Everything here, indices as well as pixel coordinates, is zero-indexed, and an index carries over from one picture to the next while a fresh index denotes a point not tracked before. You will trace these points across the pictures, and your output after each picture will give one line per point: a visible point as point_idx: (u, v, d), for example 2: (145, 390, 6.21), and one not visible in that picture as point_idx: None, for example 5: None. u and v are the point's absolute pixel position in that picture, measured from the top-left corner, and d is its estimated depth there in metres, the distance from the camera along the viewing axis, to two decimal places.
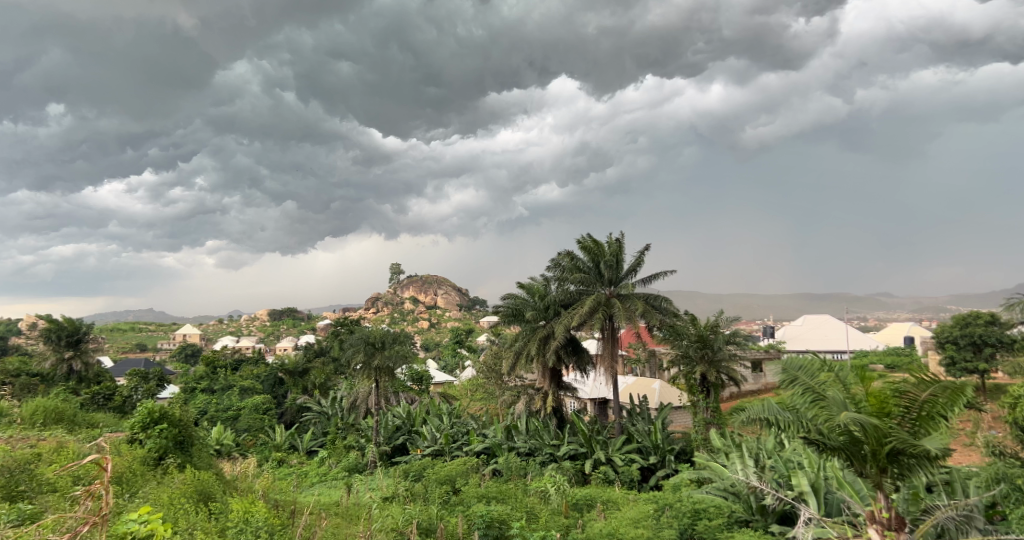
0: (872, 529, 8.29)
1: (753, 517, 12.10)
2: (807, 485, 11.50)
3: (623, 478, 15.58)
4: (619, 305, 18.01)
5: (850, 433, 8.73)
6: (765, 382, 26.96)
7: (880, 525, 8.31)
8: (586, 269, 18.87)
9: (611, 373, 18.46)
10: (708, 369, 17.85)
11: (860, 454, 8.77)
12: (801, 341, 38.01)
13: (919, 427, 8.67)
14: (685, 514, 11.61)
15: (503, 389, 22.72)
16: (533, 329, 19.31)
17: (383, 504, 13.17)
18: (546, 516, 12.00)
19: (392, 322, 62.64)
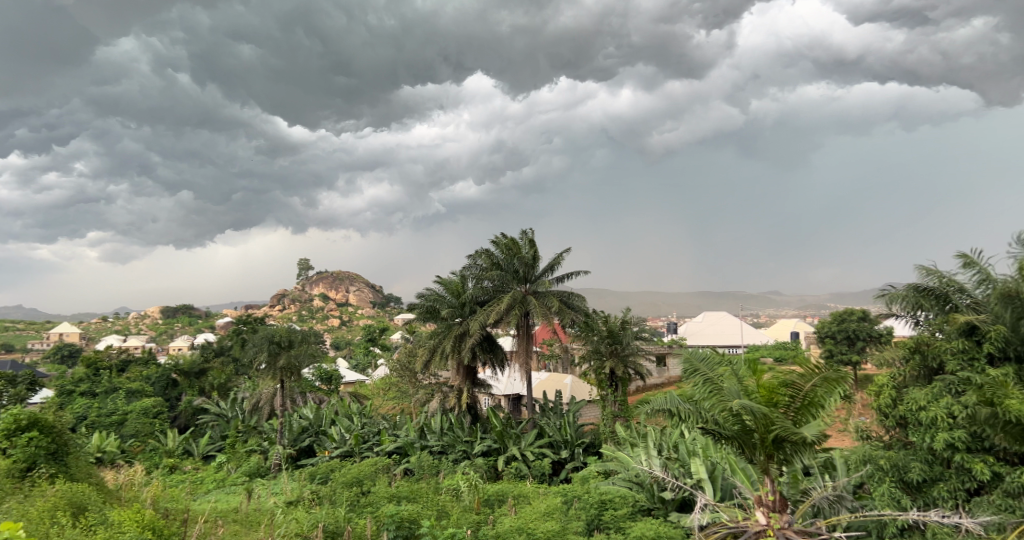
0: (759, 512, 8.81)
1: (655, 506, 12.67)
2: (704, 473, 12.20)
3: (534, 472, 15.87)
4: (536, 302, 18.27)
5: (743, 422, 9.27)
6: (669, 375, 28.23)
7: (766, 507, 8.84)
8: (503, 267, 19.07)
9: (525, 369, 18.70)
10: (617, 363, 18.28)
11: (750, 441, 9.29)
12: (700, 337, 40.01)
13: (802, 416, 9.30)
14: (592, 505, 12.02)
15: (417, 388, 22.52)
16: (449, 326, 19.25)
17: (288, 508, 12.74)
18: (458, 513, 11.98)
19: (301, 321, 60.55)
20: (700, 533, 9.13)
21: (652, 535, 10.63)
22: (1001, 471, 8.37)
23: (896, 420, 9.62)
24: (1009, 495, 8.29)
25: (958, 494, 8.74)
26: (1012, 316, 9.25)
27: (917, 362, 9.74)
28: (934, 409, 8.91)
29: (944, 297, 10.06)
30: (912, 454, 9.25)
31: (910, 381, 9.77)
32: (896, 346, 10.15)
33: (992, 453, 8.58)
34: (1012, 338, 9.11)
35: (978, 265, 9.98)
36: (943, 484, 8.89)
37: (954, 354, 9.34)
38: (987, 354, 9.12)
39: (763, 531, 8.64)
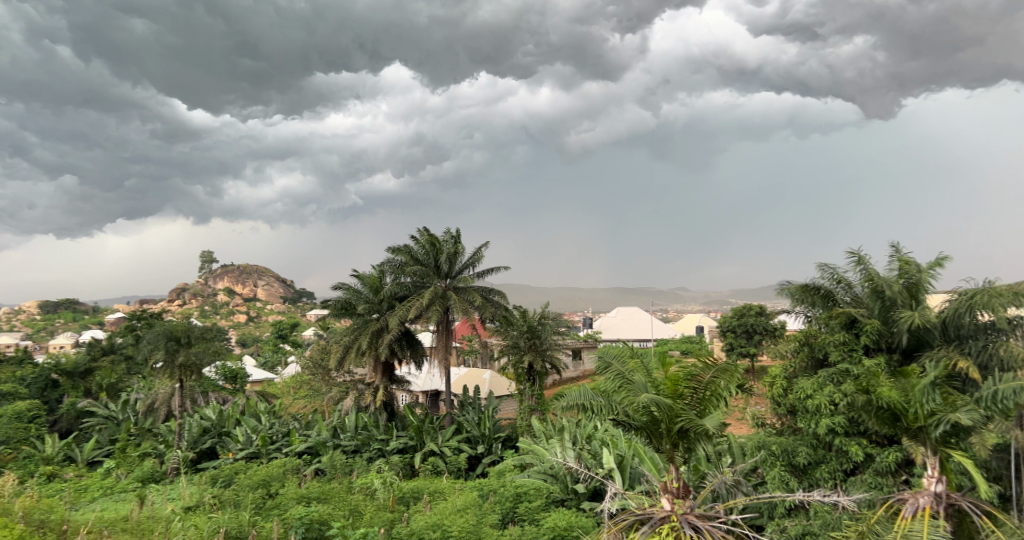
0: (664, 499, 8.97)
1: (568, 497, 12.90)
2: (614, 462, 12.49)
3: (450, 468, 15.71)
4: (456, 297, 18.16)
5: (650, 414, 9.39)
6: (584, 369, 28.82)
7: (671, 494, 8.99)
8: (423, 262, 18.78)
9: (444, 365, 18.55)
10: (535, 358, 18.61)
11: (658, 432, 9.48)
12: (614, 331, 41.08)
13: (704, 406, 9.66)
14: (508, 499, 12.05)
15: (330, 386, 21.89)
16: (366, 322, 18.81)
17: (186, 515, 12.04)
18: (371, 512, 11.72)
19: (204, 317, 57.38)
20: (609, 521, 9.33)
21: (564, 526, 10.81)
22: (873, 452, 9.12)
23: (787, 408, 10.27)
24: (878, 474, 9.07)
25: (838, 474, 9.42)
26: (883, 310, 10.11)
27: (806, 353, 10.37)
28: (818, 397, 9.54)
29: (829, 293, 10.77)
30: (800, 439, 9.88)
31: (800, 371, 10.41)
32: (788, 339, 10.78)
33: (866, 436, 9.32)
34: (884, 331, 9.93)
35: (862, 263, 10.71)
36: (825, 465, 9.56)
37: (836, 346, 9.99)
38: (864, 345, 9.86)
39: (668, 517, 8.84)
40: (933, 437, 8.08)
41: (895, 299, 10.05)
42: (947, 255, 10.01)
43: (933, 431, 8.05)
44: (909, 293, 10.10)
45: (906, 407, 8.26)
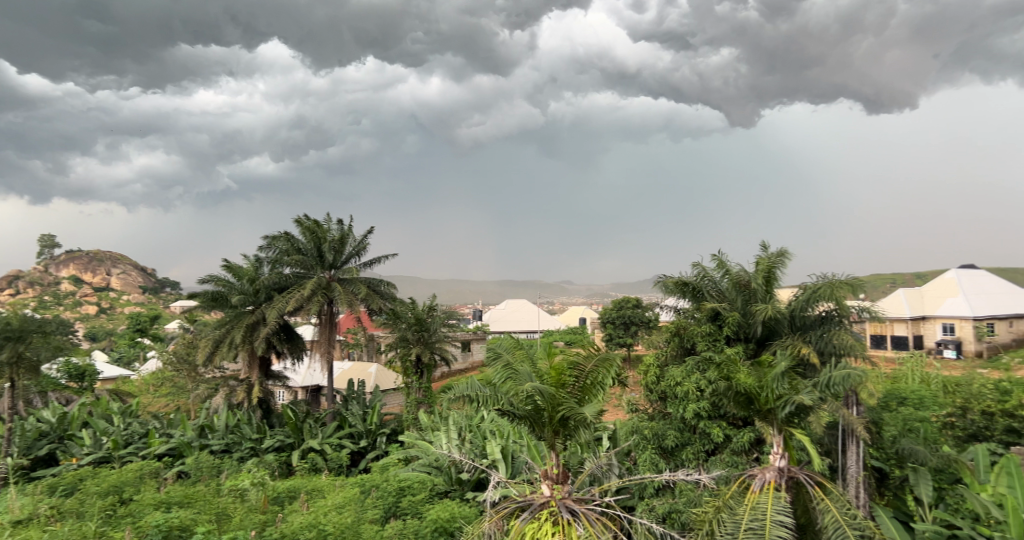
0: (545, 485, 9.16)
1: (452, 488, 12.94)
2: (498, 452, 12.63)
3: (331, 465, 15.17)
4: (341, 289, 17.59)
5: (534, 403, 9.54)
6: (472, 361, 28.96)
7: (551, 480, 9.21)
8: (305, 252, 17.99)
9: (326, 359, 17.89)
10: (423, 350, 17.84)
11: (539, 420, 9.63)
12: (502, 323, 41.44)
13: (585, 395, 9.98)
14: (390, 493, 11.86)
15: (197, 382, 20.40)
16: (240, 314, 17.71)
17: (16, 529, 10.74)
18: (240, 515, 11.07)
19: (44, 309, 51.27)
20: (491, 510, 9.44)
21: (446, 517, 10.83)
22: (730, 433, 9.93)
23: (658, 395, 10.90)
24: (734, 453, 9.88)
25: (700, 454, 10.12)
26: (743, 303, 10.99)
27: (675, 343, 11.02)
28: (687, 384, 10.25)
29: (697, 288, 11.50)
30: (668, 423, 10.54)
31: (670, 359, 11.06)
32: (660, 331, 11.38)
33: (725, 418, 10.10)
34: (743, 322, 10.79)
35: (725, 261, 11.52)
36: (690, 447, 10.24)
37: (703, 336, 10.72)
38: (726, 335, 10.67)
39: (547, 502, 9.07)
40: (780, 418, 8.89)
41: (753, 293, 11.01)
42: (791, 250, 11.04)
43: (780, 412, 8.86)
44: (766, 285, 10.98)
45: (760, 391, 9.05)
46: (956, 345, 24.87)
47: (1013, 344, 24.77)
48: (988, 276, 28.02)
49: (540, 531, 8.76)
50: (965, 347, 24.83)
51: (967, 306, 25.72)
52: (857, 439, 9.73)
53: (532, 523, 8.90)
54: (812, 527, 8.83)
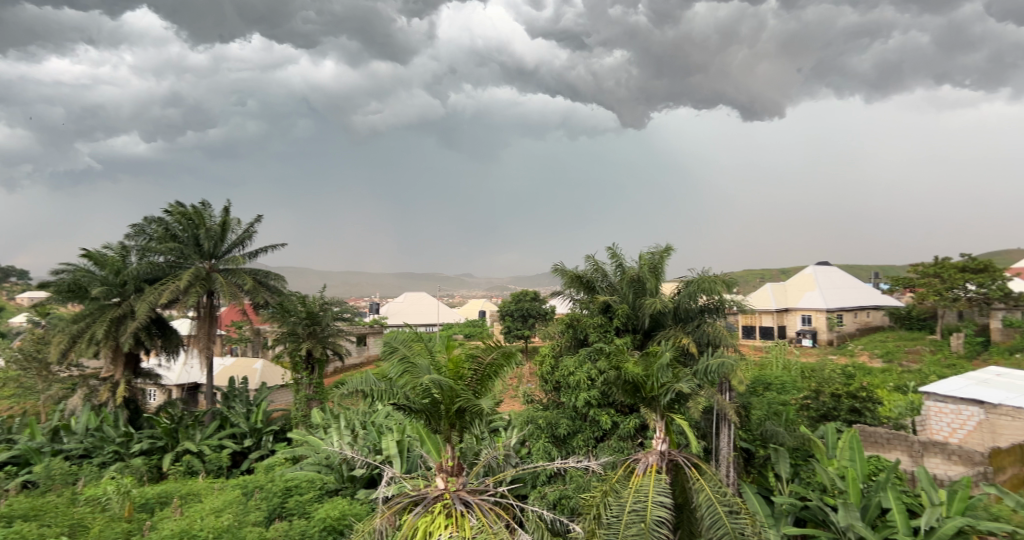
0: (439, 479, 9.11)
1: (343, 486, 12.58)
2: (393, 448, 12.41)
3: (209, 467, 14.24)
4: (222, 280, 16.53)
5: (431, 396, 9.41)
6: (368, 355, 28.27)
7: (446, 473, 9.17)
8: (182, 240, 16.70)
9: (204, 355, 16.75)
10: (314, 344, 17.20)
11: (436, 413, 9.47)
12: (399, 316, 40.68)
13: (482, 386, 9.90)
14: (275, 494, 11.33)
15: (49, 382, 18.40)
16: (103, 308, 16.15)
17: None
18: (102, 524, 10.15)
19: None
20: (383, 505, 9.23)
21: (336, 516, 10.52)
22: (617, 420, 10.39)
23: (552, 385, 11.21)
24: (621, 438, 10.36)
25: (590, 441, 10.52)
26: (634, 296, 11.45)
27: (569, 334, 11.34)
28: (579, 373, 10.61)
29: (591, 281, 11.90)
30: (562, 412, 10.89)
31: (564, 350, 11.40)
32: (556, 322, 11.68)
33: (614, 406, 10.55)
34: (632, 314, 11.31)
35: (618, 256, 11.99)
36: (581, 434, 10.62)
37: (595, 328, 11.14)
38: (616, 327, 11.16)
39: (441, 495, 9.06)
40: (662, 404, 9.42)
41: (642, 287, 11.51)
42: (676, 246, 11.72)
43: (662, 399, 9.39)
44: (654, 280, 11.47)
45: (645, 380, 9.53)
46: (813, 334, 27.44)
47: (858, 332, 27.76)
48: (840, 273, 31.20)
49: (433, 524, 8.74)
50: (819, 337, 27.44)
51: (822, 299, 28.49)
52: (729, 422, 10.57)
53: (425, 517, 8.84)
54: (688, 506, 9.41)
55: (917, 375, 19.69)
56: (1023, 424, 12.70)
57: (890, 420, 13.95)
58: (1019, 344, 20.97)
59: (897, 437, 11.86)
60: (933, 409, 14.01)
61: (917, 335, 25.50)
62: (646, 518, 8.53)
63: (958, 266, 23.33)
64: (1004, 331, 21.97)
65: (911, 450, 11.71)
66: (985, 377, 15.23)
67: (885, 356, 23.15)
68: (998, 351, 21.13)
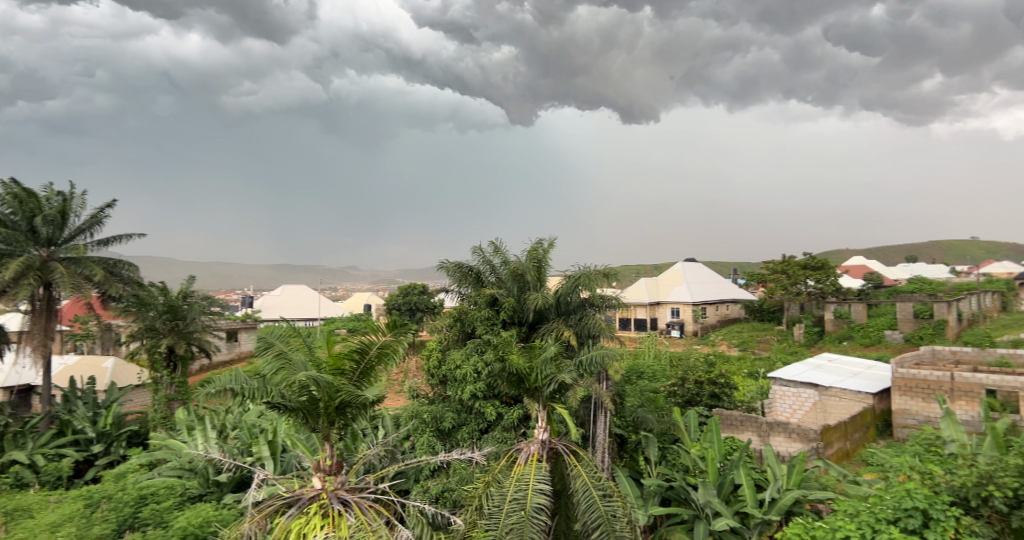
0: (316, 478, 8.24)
1: (207, 491, 11.68)
2: (265, 449, 11.68)
3: (45, 478, 12.68)
4: (63, 270, 14.76)
5: (308, 393, 8.58)
6: (239, 351, 26.54)
7: (323, 472, 8.32)
8: (11, 225, 14.67)
9: (40, 354, 14.90)
10: (176, 341, 15.79)
11: (314, 411, 8.67)
12: (275, 309, 38.73)
13: (364, 378, 9.21)
14: (126, 503, 10.20)
15: None
16: None
17: None
18: None
19: None
20: (253, 510, 8.41)
21: (198, 523, 9.73)
22: (502, 411, 10.50)
23: (438, 379, 11.14)
24: (505, 429, 10.47)
25: (475, 433, 10.55)
26: (518, 290, 11.60)
27: (457, 328, 11.34)
28: (465, 367, 10.64)
29: (479, 275, 11.95)
30: (447, 405, 10.85)
31: (451, 343, 11.39)
32: (443, 316, 11.60)
33: (498, 397, 10.65)
34: (517, 307, 11.46)
35: (502, 249, 12.10)
36: (465, 427, 10.64)
37: (482, 321, 11.20)
38: (503, 319, 11.28)
39: (317, 496, 8.25)
40: (544, 394, 9.67)
41: (526, 281, 11.65)
42: (560, 241, 11.97)
43: (545, 389, 9.65)
44: (537, 274, 11.68)
45: (529, 372, 9.71)
46: (680, 326, 29.43)
47: (718, 324, 30.14)
48: (704, 269, 33.66)
49: (307, 526, 7.91)
50: (685, 328, 29.49)
51: (689, 293, 30.62)
52: (606, 410, 11.08)
53: (299, 518, 8.02)
54: (566, 492, 9.73)
55: (766, 362, 21.78)
56: (847, 403, 14.37)
57: (743, 404, 15.25)
58: (847, 333, 23.76)
59: (749, 419, 13.03)
60: (778, 392, 15.57)
61: (767, 326, 28.11)
62: (526, 506, 8.70)
63: (801, 263, 26.01)
64: (836, 322, 24.76)
65: (760, 430, 12.90)
66: (821, 363, 17.13)
67: (740, 345, 25.30)
68: (830, 340, 23.83)
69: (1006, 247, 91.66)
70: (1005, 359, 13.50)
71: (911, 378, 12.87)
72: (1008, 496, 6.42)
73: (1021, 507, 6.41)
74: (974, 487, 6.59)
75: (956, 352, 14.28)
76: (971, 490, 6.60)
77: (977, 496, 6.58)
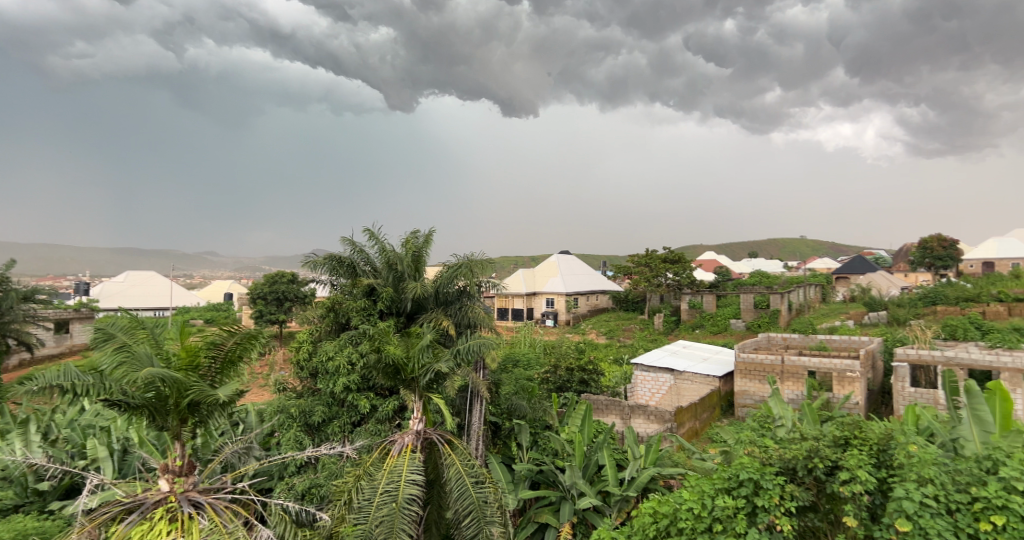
0: (163, 481, 7.49)
1: (27, 500, 10.31)
2: (102, 451, 10.52)
3: None
4: None
5: (155, 389, 7.74)
6: (71, 344, 23.84)
7: (171, 474, 7.57)
8: None
9: None
10: None
11: (162, 409, 7.83)
12: (117, 297, 35.13)
13: (224, 374, 8.42)
14: None
15: None
16: None
17: None
18: None
19: None
20: (83, 519, 7.46)
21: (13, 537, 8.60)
22: (376, 403, 10.25)
23: (308, 371, 10.66)
24: (378, 421, 10.23)
25: (346, 426, 10.23)
26: (396, 280, 11.37)
27: (330, 318, 10.94)
28: (338, 358, 10.27)
29: (353, 264, 11.55)
30: (317, 399, 10.43)
31: (323, 335, 10.97)
32: (314, 306, 11.11)
33: (373, 389, 10.40)
34: (395, 297, 11.21)
35: (379, 237, 11.78)
36: (336, 420, 10.28)
37: (357, 311, 10.87)
38: (380, 310, 11.00)
39: (163, 499, 7.51)
40: (421, 385, 9.58)
41: (403, 271, 11.44)
42: (439, 232, 11.83)
43: (422, 379, 9.55)
44: (413, 264, 11.53)
45: (407, 362, 9.56)
46: (554, 315, 30.47)
47: (588, 314, 31.50)
48: (576, 261, 34.94)
49: (150, 534, 7.16)
50: (559, 317, 30.59)
51: (562, 284, 31.68)
52: (482, 398, 11.21)
53: (140, 526, 7.25)
54: (440, 481, 9.72)
55: (630, 349, 23.12)
56: (698, 386, 15.59)
57: (609, 389, 16.06)
58: (699, 321, 25.77)
59: (613, 403, 13.75)
60: (639, 377, 16.58)
61: (632, 315, 29.81)
62: (397, 498, 8.58)
63: (661, 257, 27.83)
64: (690, 311, 26.73)
65: (622, 413, 13.66)
66: (677, 349, 18.47)
67: (607, 333, 26.63)
68: (685, 328, 25.74)
69: (829, 247, 103.98)
70: (823, 343, 15.30)
71: (750, 362, 14.24)
72: (827, 467, 7.03)
73: (834, 475, 7.03)
74: (802, 459, 7.08)
75: (786, 337, 15.95)
76: (799, 462, 7.09)
77: (803, 467, 7.09)
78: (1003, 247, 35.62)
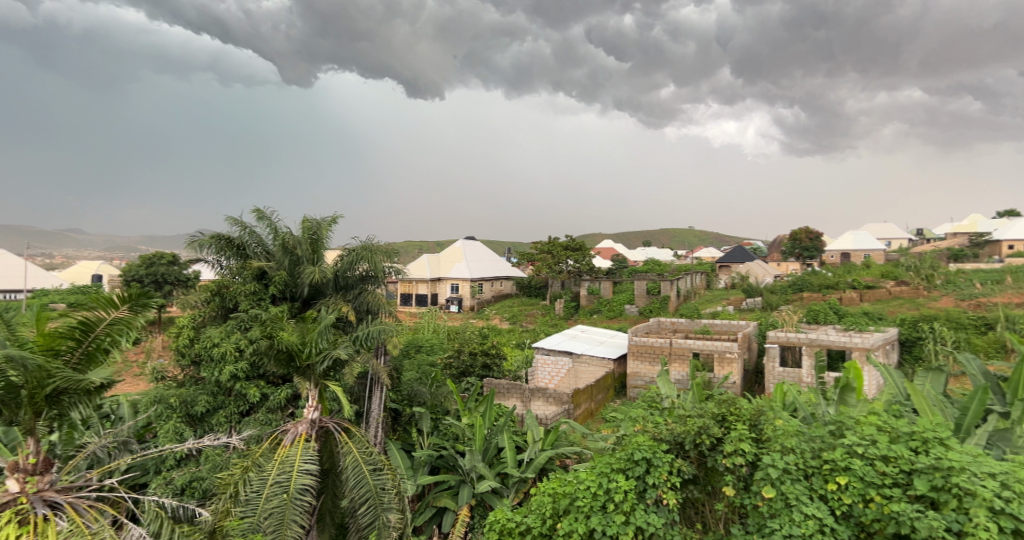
0: (13, 480, 6.82)
1: None
2: None
3: None
4: None
5: (5, 379, 6.98)
6: None
7: (23, 473, 6.91)
8: None
9: None
10: None
11: (13, 400, 7.09)
12: None
13: (89, 360, 7.77)
14: None
15: None
16: None
17: None
18: None
19: None
20: None
21: None
22: (267, 392, 9.89)
23: (190, 359, 10.10)
24: (269, 411, 9.88)
25: (233, 417, 9.81)
26: (291, 264, 10.95)
27: (216, 303, 10.39)
28: (224, 345, 9.79)
29: (242, 246, 11.03)
30: (200, 388, 9.92)
31: (208, 321, 10.39)
32: (199, 289, 10.49)
33: (263, 378, 10.03)
34: (288, 281, 10.82)
35: (272, 219, 11.28)
36: (222, 411, 9.84)
37: (246, 296, 10.39)
38: (272, 294, 10.59)
39: (12, 500, 6.82)
40: (317, 372, 9.34)
41: (300, 255, 11.02)
42: (339, 214, 11.45)
43: (318, 366, 9.32)
44: (312, 248, 11.10)
45: (301, 348, 9.27)
46: (458, 301, 30.64)
47: (493, 299, 31.82)
48: (482, 247, 35.10)
49: None
50: (464, 303, 30.82)
51: (467, 269, 31.71)
52: (382, 385, 11.08)
53: None
54: (335, 470, 9.56)
55: (532, 334, 23.59)
56: (594, 368, 16.19)
57: (510, 373, 16.31)
58: (597, 307, 26.71)
59: (514, 387, 14.02)
60: (540, 360, 17.01)
61: (534, 301, 30.39)
62: (288, 489, 8.37)
63: (563, 245, 28.53)
64: (588, 297, 27.61)
65: (523, 396, 13.95)
66: (575, 333, 19.06)
67: (510, 319, 27.01)
68: (584, 313, 26.60)
69: (715, 237, 110.64)
70: (707, 327, 16.33)
71: (642, 345, 14.96)
72: (712, 442, 7.46)
73: (716, 449, 7.48)
74: (691, 435, 7.51)
75: (674, 322, 16.87)
76: (688, 437, 7.52)
77: (691, 442, 7.52)
78: (859, 239, 39.37)
